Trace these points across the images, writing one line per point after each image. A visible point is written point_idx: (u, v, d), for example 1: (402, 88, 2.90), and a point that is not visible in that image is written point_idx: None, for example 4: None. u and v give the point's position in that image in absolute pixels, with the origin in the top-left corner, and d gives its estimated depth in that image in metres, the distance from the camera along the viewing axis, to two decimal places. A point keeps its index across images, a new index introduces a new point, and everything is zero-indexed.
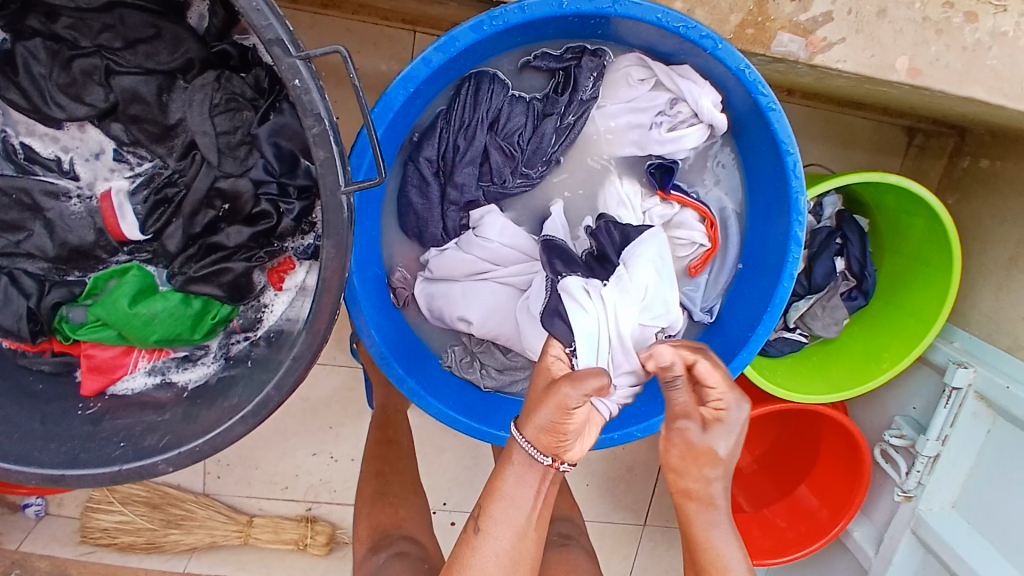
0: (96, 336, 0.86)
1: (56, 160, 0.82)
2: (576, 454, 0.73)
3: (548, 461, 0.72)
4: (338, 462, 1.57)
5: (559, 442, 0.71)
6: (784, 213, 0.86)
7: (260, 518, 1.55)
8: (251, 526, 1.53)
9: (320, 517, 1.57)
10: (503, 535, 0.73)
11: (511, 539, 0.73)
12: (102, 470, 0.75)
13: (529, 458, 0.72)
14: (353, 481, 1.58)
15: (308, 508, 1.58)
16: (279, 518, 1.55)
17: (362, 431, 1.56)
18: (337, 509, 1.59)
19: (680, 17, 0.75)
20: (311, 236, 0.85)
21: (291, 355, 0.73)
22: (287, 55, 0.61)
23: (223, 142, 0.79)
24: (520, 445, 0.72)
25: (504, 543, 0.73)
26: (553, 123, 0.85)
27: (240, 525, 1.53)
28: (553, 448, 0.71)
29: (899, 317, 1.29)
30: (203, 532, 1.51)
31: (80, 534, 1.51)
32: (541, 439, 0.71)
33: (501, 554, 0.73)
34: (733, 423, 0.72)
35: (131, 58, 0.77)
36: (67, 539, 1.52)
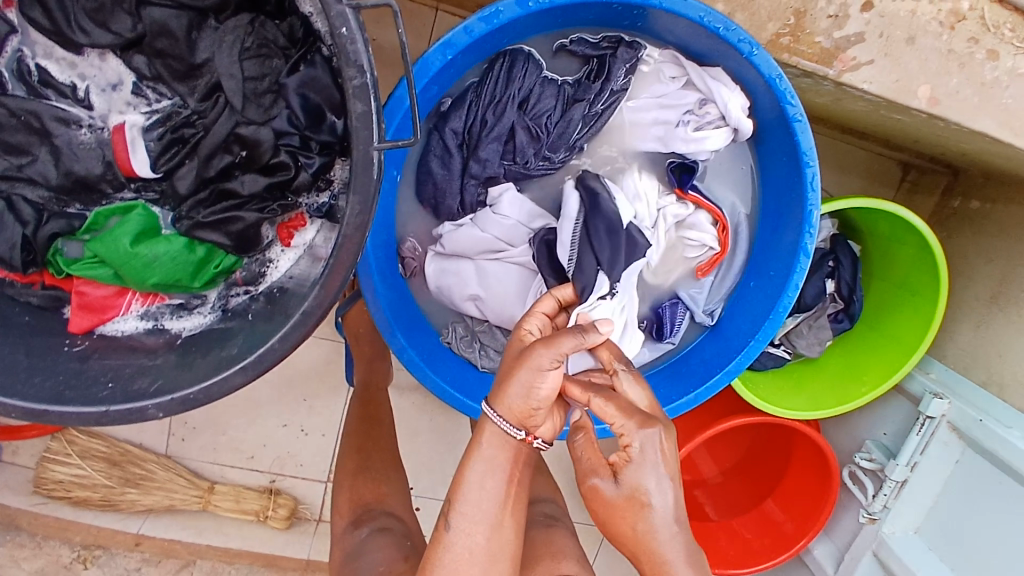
0: (91, 273, 0.84)
1: (71, 86, 0.79)
2: (548, 431, 0.72)
3: (523, 434, 0.70)
4: (309, 437, 1.54)
5: (531, 411, 0.69)
6: (795, 223, 0.88)
7: (222, 485, 1.51)
8: (211, 493, 1.50)
9: (285, 491, 1.53)
10: (477, 507, 0.70)
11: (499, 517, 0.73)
12: (88, 409, 0.72)
13: (504, 434, 0.69)
14: (321, 457, 1.55)
15: (271, 481, 1.53)
16: (242, 487, 1.51)
17: (336, 407, 1.53)
18: (301, 485, 1.55)
19: (723, 18, 0.76)
20: (326, 195, 0.83)
21: (301, 310, 0.72)
22: (338, 2, 0.61)
23: (249, 87, 0.77)
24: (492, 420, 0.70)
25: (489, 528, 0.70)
26: (582, 110, 0.84)
27: (201, 491, 1.49)
28: (525, 417, 0.70)
29: (880, 342, 1.33)
30: (163, 494, 1.47)
31: (34, 485, 1.46)
32: (514, 408, 0.69)
33: (487, 521, 0.70)
34: (642, 456, 0.66)
35: None
36: (18, 488, 1.47)
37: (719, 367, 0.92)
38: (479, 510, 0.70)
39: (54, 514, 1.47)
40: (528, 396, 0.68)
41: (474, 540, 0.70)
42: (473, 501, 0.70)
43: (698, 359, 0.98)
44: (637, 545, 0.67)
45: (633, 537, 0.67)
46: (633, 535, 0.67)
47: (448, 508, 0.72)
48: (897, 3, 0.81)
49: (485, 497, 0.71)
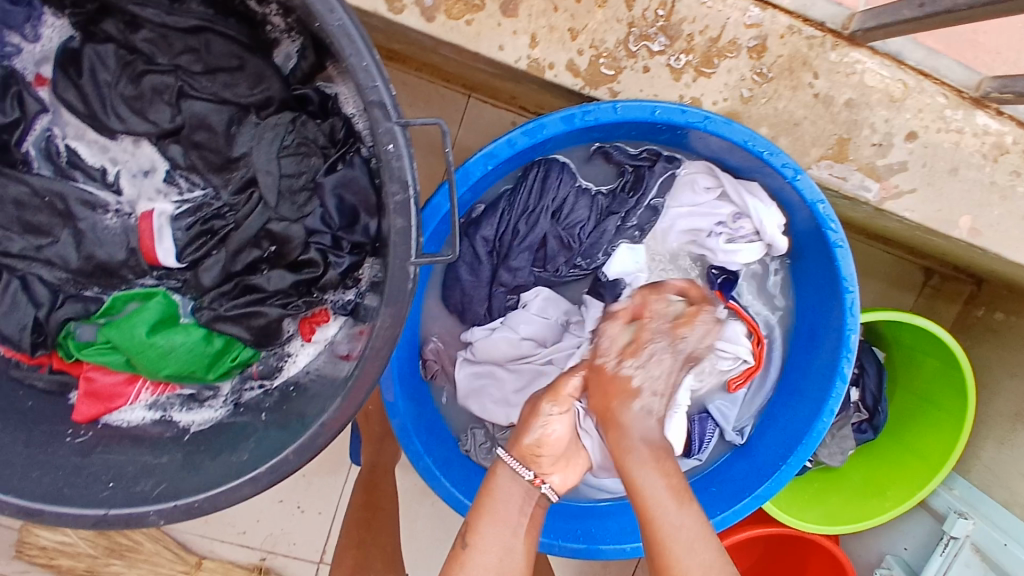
0: (103, 359, 0.80)
1: (101, 170, 0.78)
2: (559, 485, 0.75)
3: (530, 476, 0.72)
4: (304, 516, 1.31)
5: (536, 452, 0.74)
6: (832, 347, 0.85)
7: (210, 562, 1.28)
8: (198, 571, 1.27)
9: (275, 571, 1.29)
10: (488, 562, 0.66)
11: None
12: (87, 511, 0.68)
13: (512, 473, 0.72)
14: (316, 538, 1.30)
15: (261, 561, 1.29)
16: (231, 562, 1.28)
17: (334, 483, 1.30)
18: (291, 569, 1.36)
19: (766, 143, 0.74)
20: (353, 292, 0.80)
21: (319, 421, 0.68)
22: (387, 120, 0.60)
23: (285, 184, 0.76)
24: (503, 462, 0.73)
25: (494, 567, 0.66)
26: (616, 222, 0.83)
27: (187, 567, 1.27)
28: (531, 459, 0.73)
29: (903, 456, 1.25)
30: (149, 568, 1.27)
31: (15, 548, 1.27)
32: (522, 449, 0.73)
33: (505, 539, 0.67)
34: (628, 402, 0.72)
35: (207, 85, 0.73)
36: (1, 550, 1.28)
37: (746, 490, 0.88)
38: (495, 542, 0.67)
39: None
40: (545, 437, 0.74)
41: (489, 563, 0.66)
42: (487, 548, 0.66)
43: (724, 478, 0.93)
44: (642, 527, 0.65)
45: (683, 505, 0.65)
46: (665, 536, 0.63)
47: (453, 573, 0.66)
48: (942, 134, 0.80)
49: (492, 543, 0.67)
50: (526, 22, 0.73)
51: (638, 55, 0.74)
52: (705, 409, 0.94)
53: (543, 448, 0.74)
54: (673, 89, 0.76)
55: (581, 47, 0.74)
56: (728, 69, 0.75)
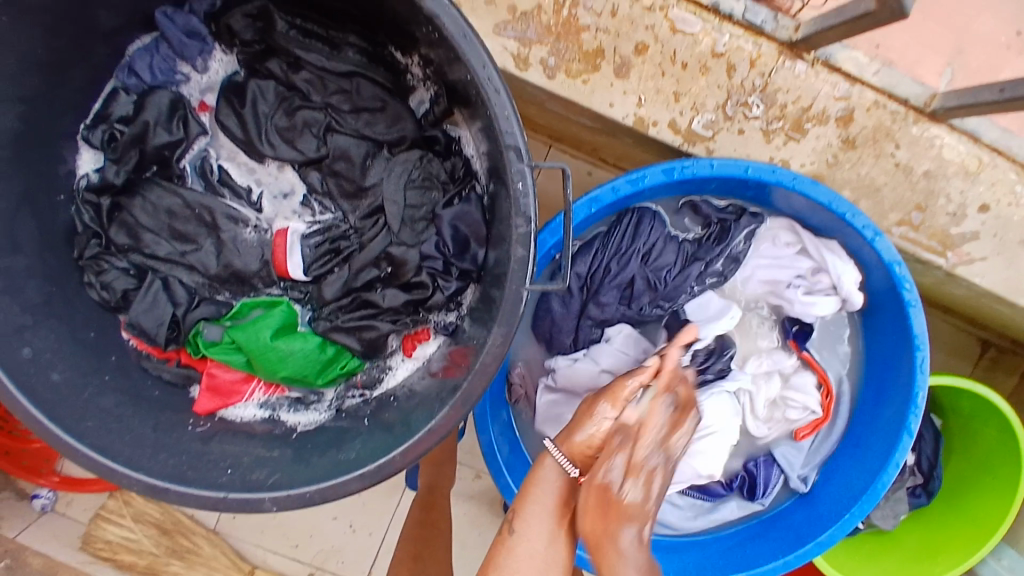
0: (226, 358, 0.88)
1: (246, 189, 0.88)
2: (597, 482, 0.74)
3: (576, 474, 0.73)
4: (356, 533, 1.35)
5: (591, 455, 0.72)
6: (899, 403, 0.88)
7: (262, 571, 1.32)
8: None
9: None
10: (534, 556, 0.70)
11: None
12: (210, 493, 0.75)
13: (559, 468, 0.72)
14: (365, 556, 1.35)
15: (310, 575, 1.34)
16: (281, 573, 1.33)
17: (386, 505, 1.36)
18: None
19: (849, 205, 0.81)
20: (453, 314, 0.88)
21: (427, 427, 0.75)
22: (519, 162, 0.68)
23: (408, 213, 0.85)
24: (553, 455, 0.73)
25: (541, 554, 0.71)
26: (699, 269, 0.89)
27: (241, 574, 1.31)
28: (585, 461, 0.72)
29: (955, 520, 1.26)
30: (205, 571, 1.30)
31: (82, 540, 1.30)
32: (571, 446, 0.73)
33: (545, 539, 0.71)
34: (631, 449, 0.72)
35: (352, 122, 0.83)
36: (68, 540, 1.31)
37: (808, 536, 0.91)
38: (532, 547, 0.71)
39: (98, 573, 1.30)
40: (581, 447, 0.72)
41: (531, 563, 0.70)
42: (531, 545, 0.71)
43: (787, 524, 0.96)
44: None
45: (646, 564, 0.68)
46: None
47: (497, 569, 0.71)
48: (1012, 208, 0.86)
49: (534, 540, 0.71)
50: (636, 84, 0.81)
51: (734, 118, 0.82)
52: (772, 454, 0.97)
53: (597, 447, 0.72)
54: (764, 150, 0.84)
55: (683, 108, 0.82)
56: (816, 135, 0.83)
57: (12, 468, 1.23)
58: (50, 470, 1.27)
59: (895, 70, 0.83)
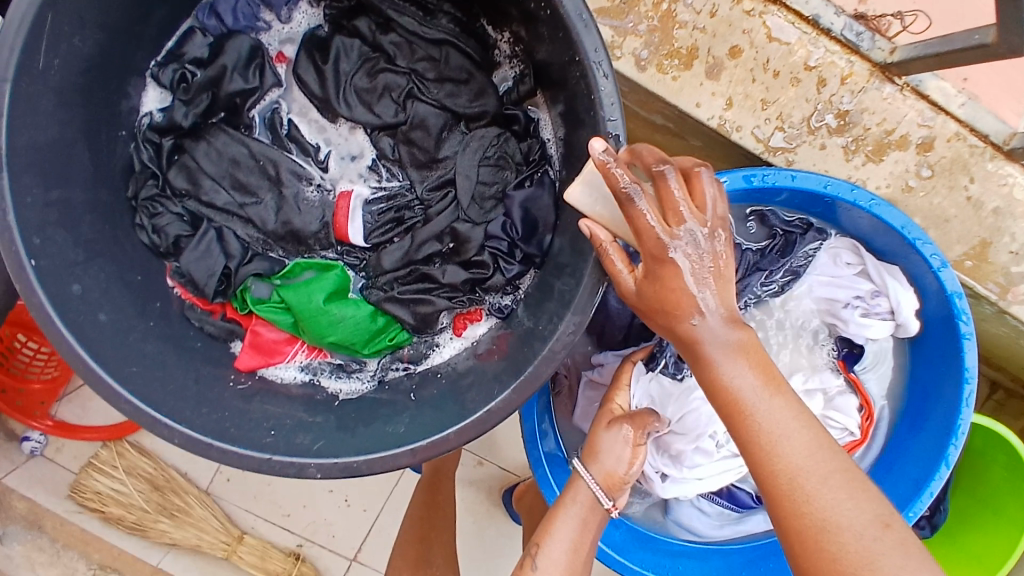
0: (273, 317, 0.86)
1: (315, 147, 0.86)
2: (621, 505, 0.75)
3: (608, 505, 0.73)
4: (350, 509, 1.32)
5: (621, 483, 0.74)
6: (939, 433, 0.89)
7: (251, 537, 1.30)
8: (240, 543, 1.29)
9: (309, 559, 1.31)
10: (560, 554, 0.69)
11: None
12: (254, 453, 0.74)
13: (593, 497, 0.72)
14: (354, 534, 1.32)
15: (298, 547, 1.31)
16: (269, 544, 1.30)
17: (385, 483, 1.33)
18: (327, 556, 1.32)
19: (919, 231, 0.82)
20: (510, 298, 0.87)
21: (483, 408, 0.74)
22: (618, 149, 0.67)
23: (478, 190, 0.83)
24: (585, 481, 0.73)
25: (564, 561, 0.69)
26: (761, 279, 0.90)
27: (230, 539, 1.28)
28: (615, 489, 0.74)
29: (958, 559, 1.28)
30: (192, 533, 1.27)
31: (70, 489, 1.27)
32: (605, 475, 0.74)
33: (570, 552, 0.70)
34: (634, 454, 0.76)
35: (435, 91, 0.81)
36: (55, 488, 1.28)
37: None
38: (561, 545, 0.70)
39: (80, 526, 1.28)
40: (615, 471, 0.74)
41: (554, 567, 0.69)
42: (559, 545, 0.70)
43: None
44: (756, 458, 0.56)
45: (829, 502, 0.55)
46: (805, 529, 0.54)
47: (531, 553, 0.71)
48: None
49: (563, 542, 0.70)
50: (726, 86, 0.81)
51: (817, 133, 0.82)
52: None
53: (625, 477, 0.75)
54: (842, 168, 0.83)
55: (768, 117, 0.82)
56: (895, 160, 0.83)
57: (7, 409, 1.17)
58: (43, 414, 1.22)
59: (979, 105, 0.84)
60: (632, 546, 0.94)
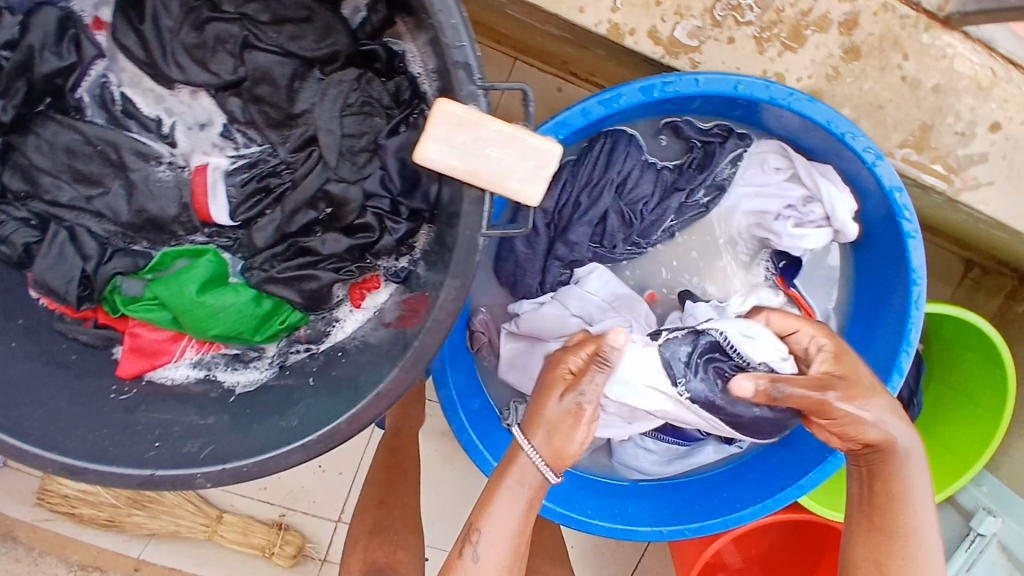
0: (148, 316, 0.79)
1: (156, 121, 0.75)
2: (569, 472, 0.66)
3: (553, 478, 0.65)
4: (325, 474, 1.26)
5: (569, 454, 0.64)
6: (892, 341, 0.82)
7: (230, 514, 1.23)
8: (218, 522, 1.22)
9: (293, 528, 1.24)
10: (503, 535, 0.62)
11: None
12: (134, 471, 0.67)
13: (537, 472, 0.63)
14: (335, 497, 1.26)
15: (280, 517, 1.25)
16: (250, 518, 1.24)
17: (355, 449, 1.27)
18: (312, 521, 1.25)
19: (849, 124, 0.71)
20: (406, 259, 0.77)
21: (375, 391, 0.67)
22: (471, 82, 0.56)
23: (346, 144, 0.73)
24: (524, 453, 0.64)
25: (506, 549, 0.62)
26: (679, 200, 0.80)
27: (208, 520, 1.23)
28: (560, 462, 0.64)
29: (937, 452, 1.23)
30: (168, 521, 1.22)
31: (37, 496, 1.21)
32: (552, 451, 0.63)
33: (513, 535, 0.63)
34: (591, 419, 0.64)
35: (272, 35, 0.70)
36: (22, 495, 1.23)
37: (789, 481, 0.86)
38: (504, 526, 0.63)
39: (54, 529, 1.22)
40: (565, 447, 0.63)
41: (494, 552, 0.62)
42: (500, 531, 0.63)
43: (766, 468, 0.91)
44: (886, 528, 0.64)
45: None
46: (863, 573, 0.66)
47: (470, 535, 0.64)
48: None
49: (506, 523, 0.63)
50: None
51: (724, 24, 0.70)
52: None
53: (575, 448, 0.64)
54: (756, 64, 0.72)
55: (665, 13, 0.70)
56: (816, 45, 0.72)
57: None
58: None
59: None
60: (578, 495, 0.90)
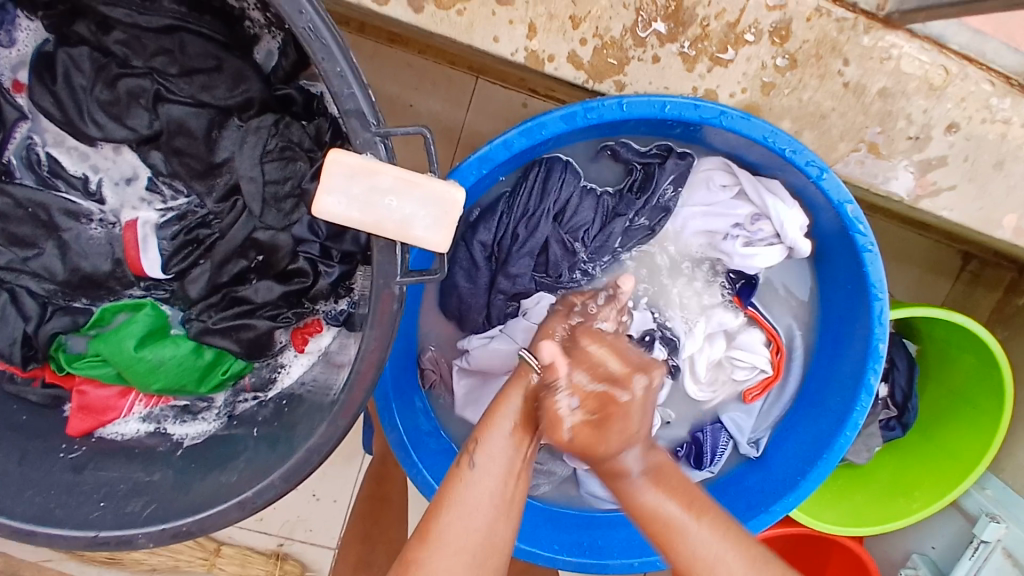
0: (93, 372, 0.78)
1: (82, 179, 0.75)
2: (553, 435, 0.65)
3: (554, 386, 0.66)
4: (321, 503, 1.16)
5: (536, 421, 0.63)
6: (858, 357, 0.78)
7: (230, 547, 1.14)
8: (218, 556, 1.13)
9: (293, 558, 1.15)
10: (495, 464, 0.60)
11: (490, 531, 0.58)
12: (78, 534, 0.66)
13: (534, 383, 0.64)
14: (333, 526, 1.16)
15: (279, 547, 1.15)
16: (248, 550, 1.14)
17: (349, 474, 1.17)
18: (314, 551, 1.16)
19: (789, 139, 0.68)
20: (346, 301, 0.76)
21: (307, 445, 0.65)
22: (366, 130, 0.55)
23: (269, 191, 0.71)
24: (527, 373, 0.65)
25: (492, 492, 0.59)
26: (623, 225, 0.77)
27: (206, 553, 1.12)
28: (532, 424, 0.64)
29: (933, 456, 1.13)
30: (167, 557, 1.12)
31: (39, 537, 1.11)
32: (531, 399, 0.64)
33: (494, 499, 0.59)
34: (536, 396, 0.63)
35: (185, 87, 0.69)
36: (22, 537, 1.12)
37: (763, 505, 0.82)
38: (477, 497, 0.59)
39: (57, 570, 1.10)
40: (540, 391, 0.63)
41: (473, 524, 0.57)
42: (495, 453, 0.61)
43: (739, 492, 0.87)
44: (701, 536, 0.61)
45: (751, 546, 0.61)
46: (667, 528, 0.61)
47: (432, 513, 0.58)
48: (986, 125, 0.72)
49: (483, 489, 0.59)
50: (523, 10, 0.67)
51: (647, 43, 0.68)
52: (719, 419, 0.89)
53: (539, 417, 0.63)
54: (686, 82, 0.70)
55: (584, 36, 0.68)
56: (746, 57, 0.69)
57: None
58: None
59: None
60: (543, 529, 0.88)
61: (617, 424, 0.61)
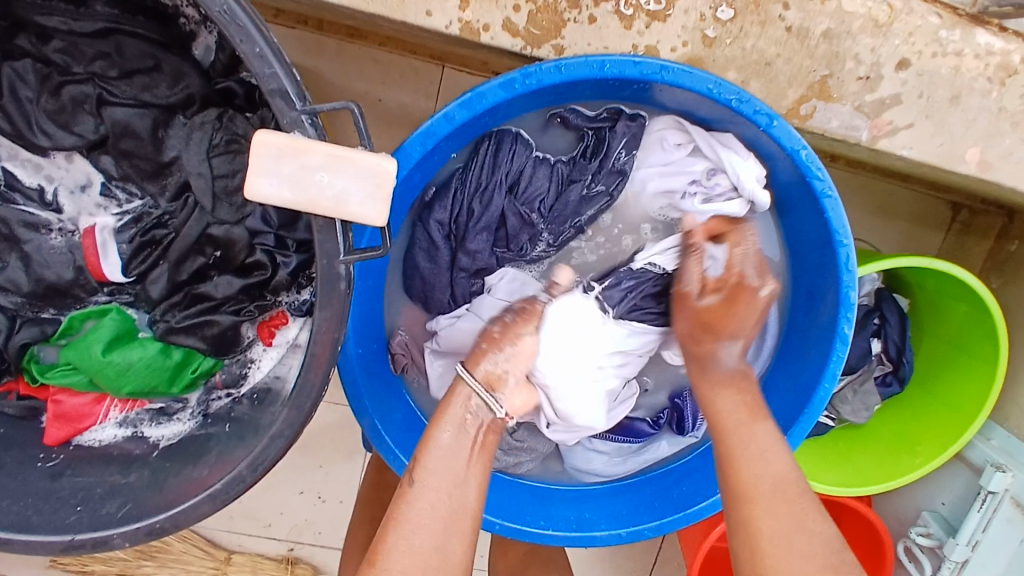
0: (65, 381, 0.79)
1: (38, 189, 0.76)
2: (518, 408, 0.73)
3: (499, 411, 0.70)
4: (327, 504, 1.17)
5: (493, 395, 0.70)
6: (829, 306, 0.77)
7: (240, 556, 1.15)
8: (228, 565, 1.14)
9: (304, 561, 1.17)
10: (442, 467, 0.63)
11: (440, 545, 0.60)
12: (54, 538, 0.66)
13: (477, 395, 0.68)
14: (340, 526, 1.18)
15: (289, 552, 1.17)
16: (259, 556, 1.16)
17: (351, 473, 1.17)
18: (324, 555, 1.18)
19: (734, 88, 0.66)
20: (308, 291, 0.78)
21: (269, 433, 0.65)
22: (290, 109, 0.54)
23: (219, 186, 0.71)
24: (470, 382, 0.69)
25: (443, 501, 0.61)
26: (578, 191, 0.78)
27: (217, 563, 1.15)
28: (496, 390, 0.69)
29: (931, 406, 1.11)
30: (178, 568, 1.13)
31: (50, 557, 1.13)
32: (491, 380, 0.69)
33: (440, 508, 0.61)
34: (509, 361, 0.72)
35: (126, 89, 0.69)
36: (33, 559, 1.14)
37: None
38: (423, 510, 0.61)
39: None
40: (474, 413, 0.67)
41: (422, 537, 0.59)
42: (439, 460, 0.64)
43: None
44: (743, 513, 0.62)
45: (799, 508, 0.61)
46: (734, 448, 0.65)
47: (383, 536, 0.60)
48: (938, 59, 0.71)
49: (428, 499, 0.61)
50: None
51: (581, 4, 0.67)
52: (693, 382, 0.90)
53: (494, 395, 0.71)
54: (625, 41, 0.69)
55: (517, 3, 0.67)
56: (684, 10, 0.68)
57: None
58: None
59: None
60: (530, 508, 0.87)
61: (729, 319, 0.70)
